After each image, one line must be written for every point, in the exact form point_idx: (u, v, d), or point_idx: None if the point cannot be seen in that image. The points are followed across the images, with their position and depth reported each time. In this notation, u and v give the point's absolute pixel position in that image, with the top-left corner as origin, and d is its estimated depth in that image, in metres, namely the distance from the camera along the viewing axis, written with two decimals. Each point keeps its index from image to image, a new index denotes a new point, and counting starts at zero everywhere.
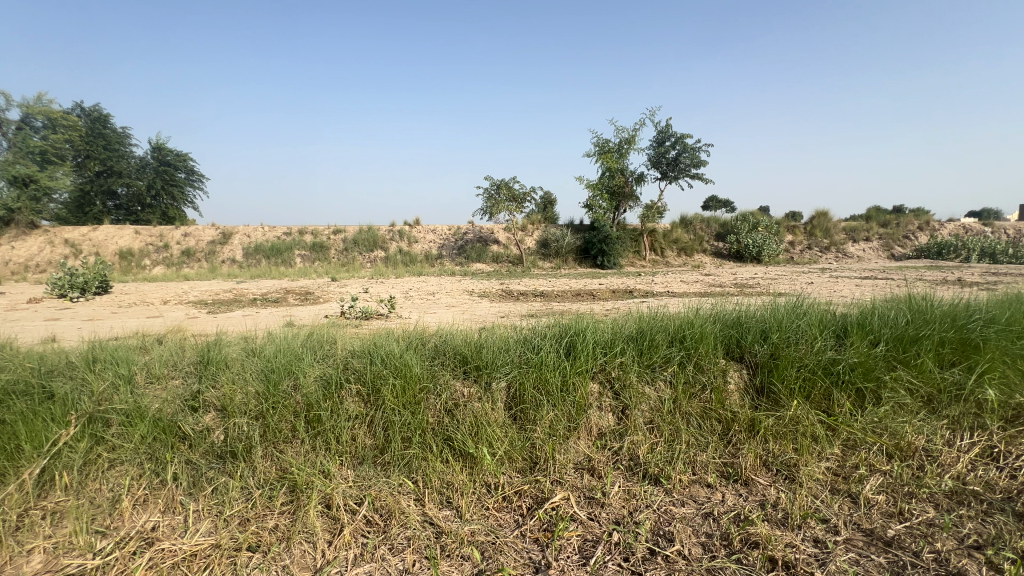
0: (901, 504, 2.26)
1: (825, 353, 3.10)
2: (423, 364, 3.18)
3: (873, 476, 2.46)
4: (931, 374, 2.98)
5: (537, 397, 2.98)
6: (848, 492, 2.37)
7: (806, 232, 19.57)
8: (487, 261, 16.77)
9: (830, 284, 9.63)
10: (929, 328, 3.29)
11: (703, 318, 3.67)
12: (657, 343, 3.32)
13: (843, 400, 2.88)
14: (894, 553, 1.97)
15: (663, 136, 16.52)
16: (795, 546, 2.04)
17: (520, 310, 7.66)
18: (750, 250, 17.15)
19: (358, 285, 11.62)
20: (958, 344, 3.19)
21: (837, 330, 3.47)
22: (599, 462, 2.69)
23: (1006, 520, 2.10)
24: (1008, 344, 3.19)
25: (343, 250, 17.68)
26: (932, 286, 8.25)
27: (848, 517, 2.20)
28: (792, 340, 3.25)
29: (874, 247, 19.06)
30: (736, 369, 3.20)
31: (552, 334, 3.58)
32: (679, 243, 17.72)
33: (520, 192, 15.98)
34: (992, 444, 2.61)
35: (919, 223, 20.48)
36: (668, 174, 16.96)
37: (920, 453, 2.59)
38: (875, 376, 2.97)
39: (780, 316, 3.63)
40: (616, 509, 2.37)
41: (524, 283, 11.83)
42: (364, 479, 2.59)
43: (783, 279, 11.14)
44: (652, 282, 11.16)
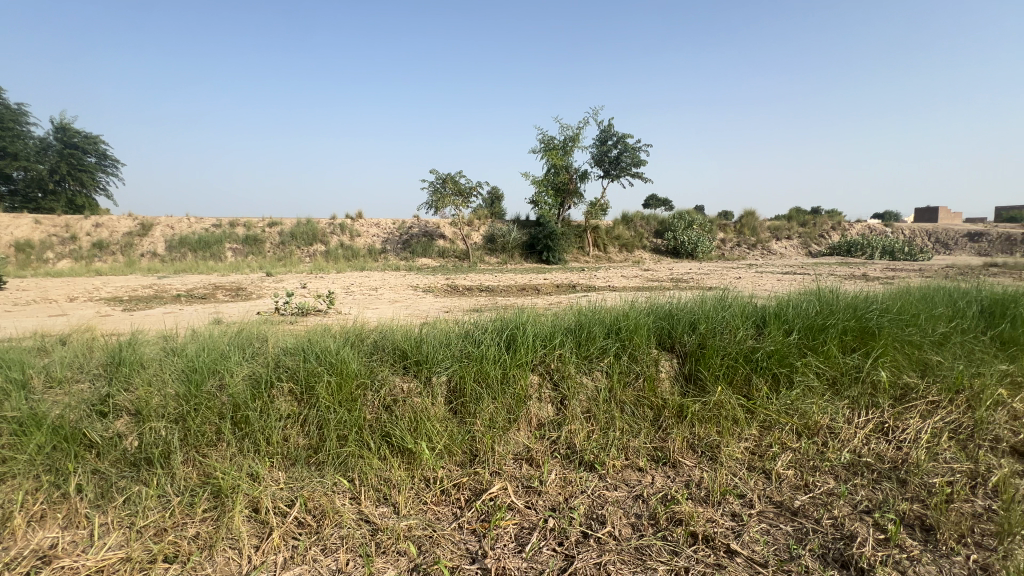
0: (807, 477, 2.48)
1: (746, 342, 3.34)
2: (361, 360, 3.10)
3: (784, 454, 2.68)
4: (836, 359, 3.29)
5: (477, 390, 3.00)
6: (763, 469, 2.58)
7: (736, 230, 20.88)
8: (433, 256, 16.51)
9: (755, 279, 10.38)
10: (834, 318, 3.63)
11: (639, 311, 3.84)
12: (595, 335, 3.44)
13: (761, 385, 3.12)
14: (799, 521, 2.16)
15: (606, 135, 17.01)
16: (715, 521, 2.19)
17: (465, 304, 7.65)
18: (686, 246, 18.07)
19: (295, 280, 11.08)
20: (859, 332, 3.53)
21: (757, 321, 3.75)
22: (538, 452, 2.75)
23: (892, 487, 2.36)
24: (899, 331, 3.57)
25: (279, 244, 16.80)
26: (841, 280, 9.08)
27: (761, 492, 2.39)
28: (718, 330, 3.47)
29: (794, 245, 20.67)
30: (667, 359, 3.39)
31: (494, 328, 3.61)
32: (621, 239, 18.29)
33: (466, 186, 15.88)
34: (883, 421, 2.92)
35: (832, 223, 22.46)
36: (611, 172, 17.49)
37: (824, 430, 2.85)
38: (789, 361, 3.23)
39: (708, 308, 3.87)
40: (552, 496, 2.43)
41: (470, 278, 11.81)
42: (297, 480, 2.49)
43: (714, 273, 11.89)
44: (594, 277, 11.50)
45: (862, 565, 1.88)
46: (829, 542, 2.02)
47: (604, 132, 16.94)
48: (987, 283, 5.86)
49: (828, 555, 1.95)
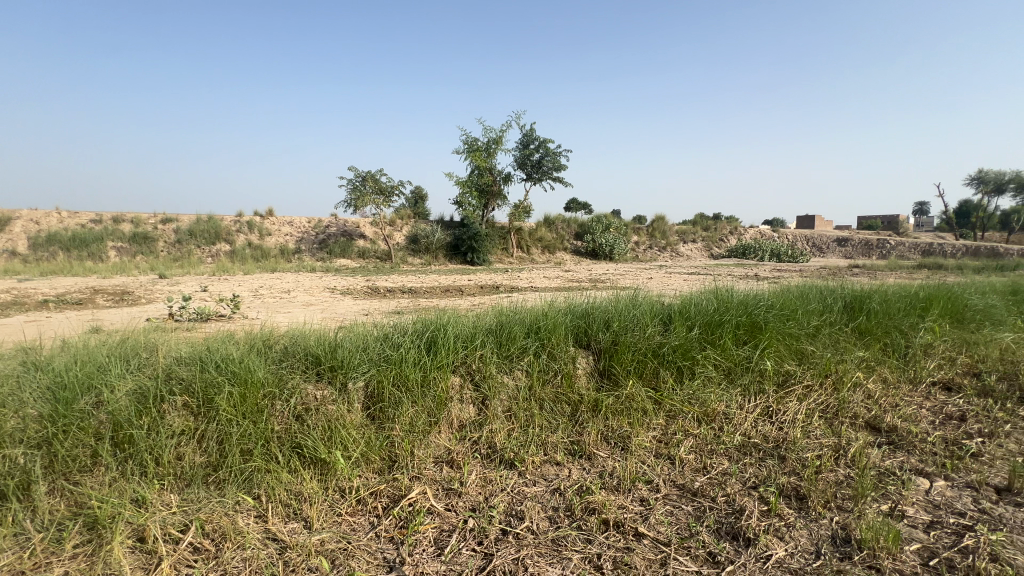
0: (706, 460, 2.72)
1: (654, 338, 3.59)
2: (268, 368, 2.90)
3: (687, 440, 2.90)
4: (731, 351, 3.64)
5: (396, 394, 2.93)
6: (668, 455, 2.78)
7: (649, 233, 22.29)
8: (353, 257, 15.80)
9: (665, 279, 11.15)
10: (729, 314, 4.02)
11: (558, 311, 3.98)
12: (515, 335, 3.52)
13: (667, 377, 3.37)
14: (699, 501, 2.36)
15: (528, 139, 17.38)
16: (625, 507, 2.32)
17: (386, 306, 7.42)
18: (604, 248, 18.97)
19: (193, 283, 10.05)
20: (749, 326, 3.94)
21: (664, 318, 4.05)
22: (459, 453, 2.75)
23: (774, 463, 2.65)
24: (781, 324, 4.03)
25: (175, 242, 15.17)
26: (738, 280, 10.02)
27: (667, 476, 2.58)
28: (629, 327, 3.70)
29: (698, 248, 22.52)
30: (584, 356, 3.55)
31: (415, 329, 3.56)
32: (543, 241, 18.77)
33: (387, 184, 15.42)
34: (769, 405, 3.28)
35: (730, 228, 24.76)
36: (533, 176, 17.90)
37: (721, 416, 3.13)
38: (691, 355, 3.53)
39: (621, 307, 4.11)
40: (472, 497, 2.44)
41: (392, 279, 11.47)
42: (193, 502, 2.27)
43: (628, 274, 12.61)
44: (518, 278, 11.67)
45: (749, 535, 2.08)
46: (722, 517, 2.21)
47: (526, 136, 17.30)
48: (849, 282, 6.80)
49: (722, 528, 2.14)
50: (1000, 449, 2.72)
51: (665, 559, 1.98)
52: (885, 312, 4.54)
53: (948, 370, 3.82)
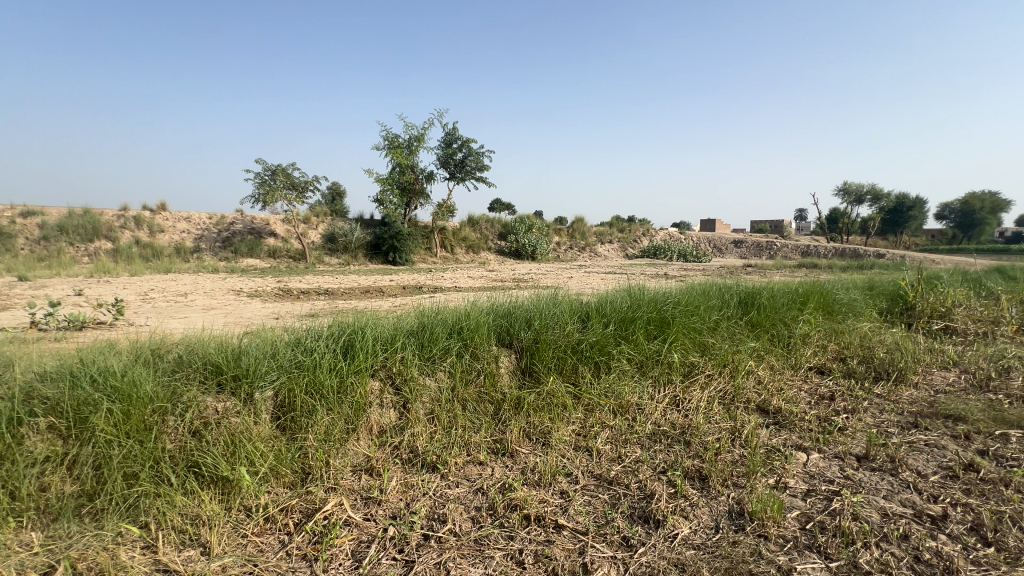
0: (620, 449, 2.87)
1: (573, 335, 3.73)
2: (158, 380, 2.59)
3: (604, 431, 3.04)
4: (642, 346, 3.88)
5: (310, 402, 2.77)
6: (586, 447, 2.90)
7: (569, 234, 23.08)
8: (262, 256, 14.64)
9: (585, 279, 11.61)
10: (641, 310, 4.28)
11: (481, 311, 4.00)
12: (437, 336, 3.48)
13: (585, 371, 3.52)
14: (614, 489, 2.48)
15: (450, 138, 17.21)
16: (546, 501, 2.38)
17: (300, 309, 6.97)
18: (527, 248, 19.35)
19: (64, 286, 8.74)
20: (658, 322, 4.23)
21: (582, 315, 4.23)
22: (378, 460, 2.65)
23: (680, 448, 2.86)
24: (686, 319, 4.37)
25: (40, 240, 13.09)
26: (650, 280, 10.69)
27: (585, 467, 2.68)
28: (550, 325, 3.81)
29: (615, 248, 23.73)
30: (507, 355, 3.59)
31: (331, 333, 3.38)
32: (467, 241, 18.71)
33: (300, 179, 14.48)
34: (676, 394, 3.53)
35: (644, 230, 26.36)
36: (456, 175, 17.77)
37: (634, 407, 3.32)
38: (607, 350, 3.72)
39: (542, 305, 4.22)
40: (393, 504, 2.37)
41: (306, 280, 10.80)
42: (61, 539, 1.97)
43: (550, 274, 12.75)
44: (441, 278, 11.52)
45: (658, 516, 2.22)
46: (635, 502, 2.35)
47: (449, 134, 17.14)
48: (743, 280, 7.54)
49: (634, 513, 2.27)
50: (860, 422, 3.15)
51: (583, 548, 2.06)
52: (772, 306, 5.09)
53: (821, 355, 4.37)
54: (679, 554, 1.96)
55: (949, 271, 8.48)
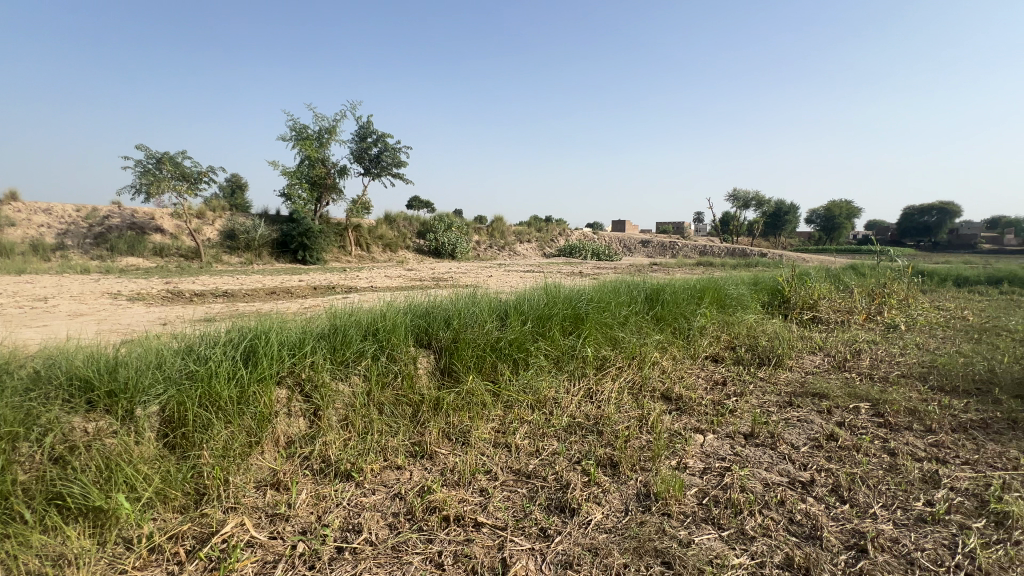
0: (538, 443, 2.93)
1: (491, 333, 3.77)
2: (6, 402, 2.21)
3: (522, 427, 3.10)
4: (559, 342, 4.03)
5: (205, 415, 2.52)
6: (505, 443, 2.93)
7: (489, 233, 23.21)
8: (145, 254, 12.97)
9: (504, 277, 11.74)
10: (557, 308, 4.44)
11: (397, 311, 3.90)
12: (351, 338, 3.34)
13: (504, 369, 3.58)
14: (532, 482, 2.54)
15: (364, 131, 16.53)
16: (465, 500, 2.38)
17: (192, 313, 6.29)
18: (447, 247, 19.16)
19: None
20: (573, 318, 4.42)
21: (501, 314, 4.29)
22: (286, 474, 2.48)
23: (594, 437, 2.99)
24: (598, 315, 4.61)
25: None
26: (566, 278, 11.09)
27: (504, 464, 2.72)
28: (469, 324, 3.82)
29: (533, 248, 24.28)
30: (425, 355, 3.54)
31: (230, 338, 3.11)
32: (384, 239, 18.05)
33: (191, 169, 13.04)
34: (590, 386, 3.71)
35: (560, 230, 27.27)
36: (371, 171, 17.09)
37: (551, 401, 3.42)
38: (524, 347, 3.81)
39: (460, 304, 4.21)
40: (302, 518, 2.22)
41: (201, 281, 9.75)
42: None
43: (470, 274, 12.57)
44: (357, 277, 11.01)
45: (573, 505, 2.31)
46: (552, 494, 2.42)
47: (363, 128, 16.45)
48: (649, 277, 8.10)
49: (551, 504, 2.34)
50: (747, 403, 3.53)
51: (502, 543, 2.08)
52: (674, 301, 5.53)
53: (716, 345, 4.83)
54: (592, 540, 2.05)
55: (816, 269, 9.78)
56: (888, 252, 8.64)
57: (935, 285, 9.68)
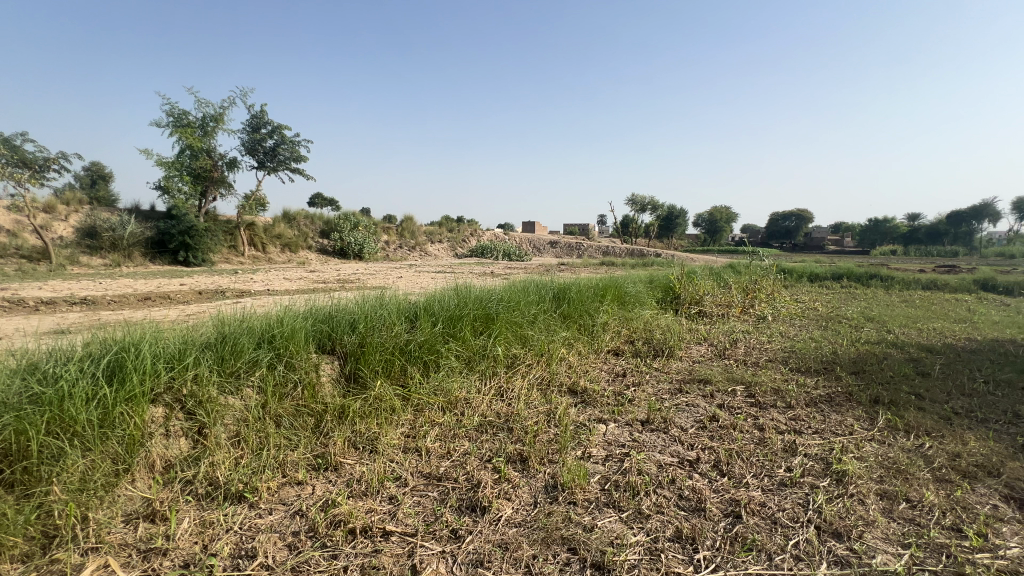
0: (448, 445, 2.91)
1: (400, 336, 3.68)
2: None
3: (432, 430, 3.06)
4: (469, 342, 4.05)
5: (56, 444, 2.15)
6: (416, 447, 2.88)
7: (398, 233, 22.55)
8: None
9: (415, 278, 11.51)
10: (467, 308, 4.45)
11: (296, 316, 3.65)
12: (242, 347, 3.06)
13: (414, 372, 3.51)
14: (443, 485, 2.52)
15: (257, 121, 15.20)
16: (373, 510, 2.29)
17: (40, 325, 5.32)
18: (353, 247, 18.30)
19: None
20: (484, 318, 4.46)
21: (410, 316, 4.20)
22: (163, 503, 2.20)
23: (504, 435, 3.04)
24: (509, 314, 4.70)
25: None
26: (479, 279, 11.14)
27: (414, 469, 2.66)
28: (375, 327, 3.69)
29: (445, 248, 24.08)
30: (328, 362, 3.36)
31: (89, 353, 2.68)
32: (282, 238, 16.72)
33: (33, 155, 11.04)
34: (501, 385, 3.76)
35: (472, 230, 27.37)
36: (266, 165, 15.76)
37: (462, 402, 3.42)
38: (435, 349, 3.77)
39: (367, 307, 4.05)
40: (184, 550, 1.99)
41: (51, 286, 8.29)
42: None
43: (379, 274, 12.38)
44: (251, 280, 10.12)
45: (484, 503, 2.33)
46: (463, 495, 2.42)
47: (256, 118, 15.12)
48: (556, 277, 8.40)
49: (463, 504, 2.34)
50: (644, 392, 3.82)
51: (411, 550, 2.04)
52: (579, 299, 5.81)
53: (617, 339, 5.16)
54: (502, 535, 2.09)
55: (702, 268, 10.87)
56: (759, 253, 9.87)
57: (795, 282, 11.25)
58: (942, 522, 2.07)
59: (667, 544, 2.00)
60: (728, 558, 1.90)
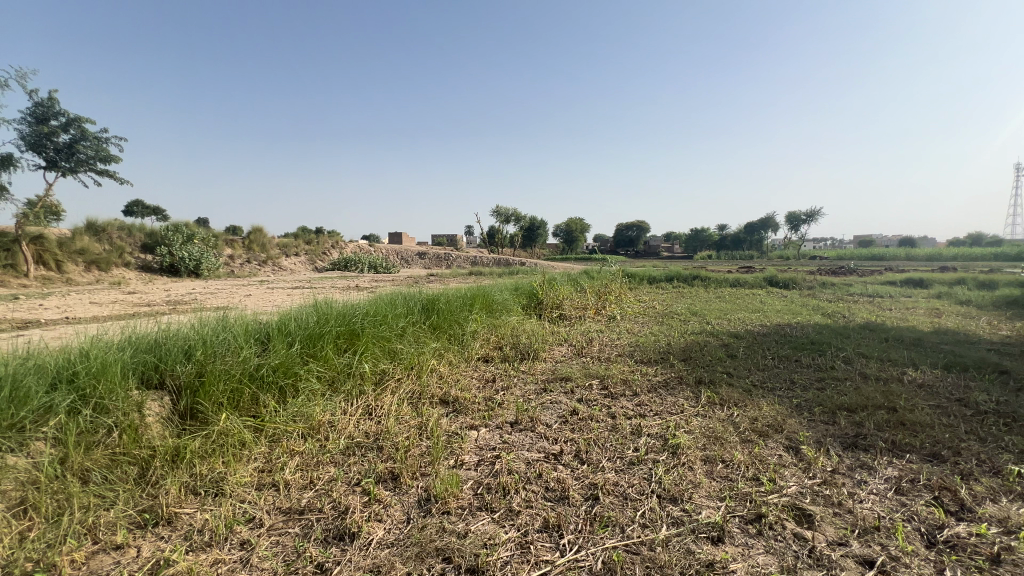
0: (311, 474, 2.68)
1: (250, 360, 3.31)
2: None
3: (292, 460, 2.80)
4: (332, 361, 3.81)
5: None
6: (272, 482, 2.60)
7: (245, 246, 20.14)
8: None
9: (267, 296, 10.41)
10: (328, 325, 4.18)
11: (109, 347, 3.05)
12: (29, 391, 2.45)
13: (267, 400, 3.18)
14: (306, 518, 2.31)
15: (44, 111, 12.31)
16: (221, 561, 2.01)
17: None
18: (186, 263, 15.77)
19: None
20: (348, 335, 4.23)
21: (261, 338, 3.80)
22: None
23: (374, 454, 2.91)
24: (376, 329, 4.52)
25: None
26: (342, 293, 10.53)
27: (271, 506, 2.40)
28: (218, 353, 3.26)
29: (302, 261, 22.20)
30: (156, 399, 2.86)
31: None
32: (86, 254, 13.70)
33: None
34: (368, 403, 3.59)
35: (332, 242, 25.74)
36: (58, 164, 12.82)
37: (326, 426, 3.19)
38: (291, 372, 3.47)
39: (206, 330, 3.56)
40: None
41: None
42: None
43: (222, 293, 10.98)
44: (41, 307, 8.11)
45: (353, 530, 2.20)
46: (329, 524, 2.26)
47: (42, 107, 12.23)
48: (425, 288, 8.33)
49: (329, 535, 2.18)
50: (513, 395, 3.99)
51: None
52: (448, 310, 5.84)
53: (486, 346, 5.31)
54: (374, 559, 2.00)
55: (561, 275, 11.77)
56: (607, 260, 11.04)
57: (637, 284, 12.80)
58: (746, 475, 2.55)
59: (536, 536, 2.12)
60: (589, 538, 2.08)
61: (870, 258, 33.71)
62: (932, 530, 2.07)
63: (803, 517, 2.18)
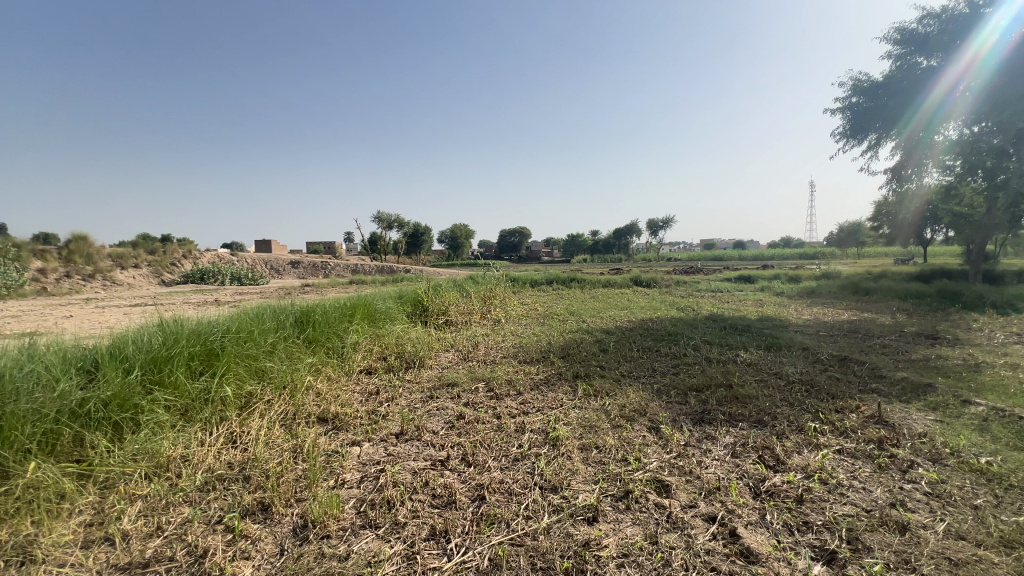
0: (158, 518, 2.31)
1: (71, 395, 2.76)
2: None
3: (132, 506, 2.39)
4: (184, 387, 3.34)
5: None
6: (104, 536, 2.19)
7: (62, 258, 16.64)
8: None
9: (95, 316, 8.73)
10: (178, 346, 3.64)
11: None
12: None
13: (97, 440, 2.68)
14: (152, 569, 1.99)
15: None
16: None
17: None
18: None
19: None
20: (203, 356, 3.74)
21: (85, 367, 3.18)
22: None
23: (240, 486, 2.61)
24: (240, 347, 4.07)
25: None
26: (197, 309, 9.27)
27: (104, 564, 2.03)
28: (22, 389, 2.66)
29: (143, 274, 19.03)
30: None
31: None
32: None
33: None
34: (232, 431, 3.20)
35: (182, 251, 22.52)
36: None
37: (178, 461, 2.77)
38: (131, 404, 2.97)
39: (3, 362, 2.87)
40: None
41: None
42: None
43: (30, 315, 8.96)
44: None
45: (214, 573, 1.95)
46: (183, 572, 1.97)
47: None
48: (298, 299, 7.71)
49: None
50: (398, 406, 3.88)
51: None
52: (325, 322, 5.47)
53: (369, 358, 5.09)
54: None
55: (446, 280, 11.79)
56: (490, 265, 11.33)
57: (519, 288, 13.36)
58: (616, 457, 2.81)
59: (423, 545, 2.09)
60: (476, 538, 2.12)
61: (712, 260, 39.45)
62: (757, 483, 2.49)
63: (662, 489, 2.47)
